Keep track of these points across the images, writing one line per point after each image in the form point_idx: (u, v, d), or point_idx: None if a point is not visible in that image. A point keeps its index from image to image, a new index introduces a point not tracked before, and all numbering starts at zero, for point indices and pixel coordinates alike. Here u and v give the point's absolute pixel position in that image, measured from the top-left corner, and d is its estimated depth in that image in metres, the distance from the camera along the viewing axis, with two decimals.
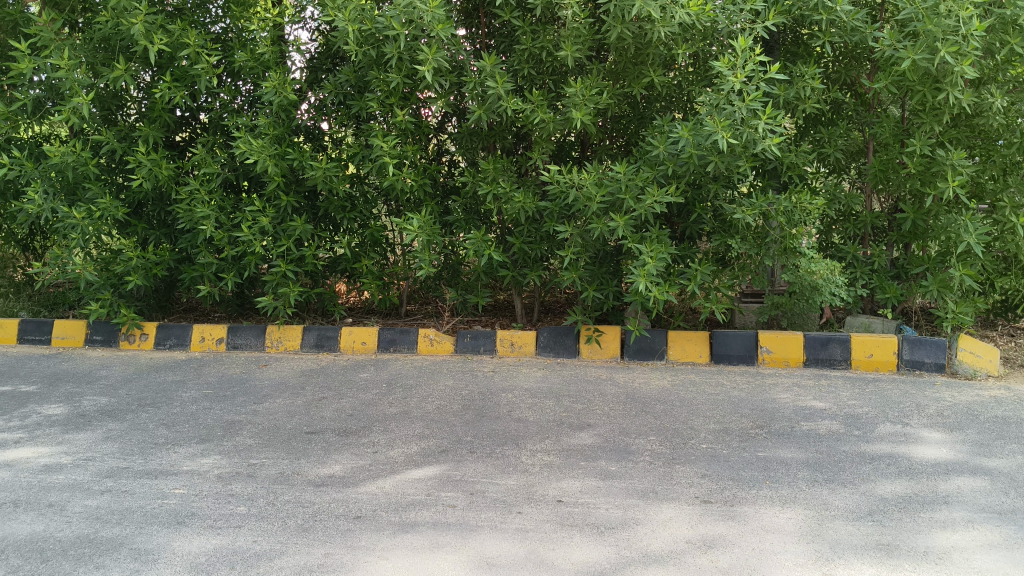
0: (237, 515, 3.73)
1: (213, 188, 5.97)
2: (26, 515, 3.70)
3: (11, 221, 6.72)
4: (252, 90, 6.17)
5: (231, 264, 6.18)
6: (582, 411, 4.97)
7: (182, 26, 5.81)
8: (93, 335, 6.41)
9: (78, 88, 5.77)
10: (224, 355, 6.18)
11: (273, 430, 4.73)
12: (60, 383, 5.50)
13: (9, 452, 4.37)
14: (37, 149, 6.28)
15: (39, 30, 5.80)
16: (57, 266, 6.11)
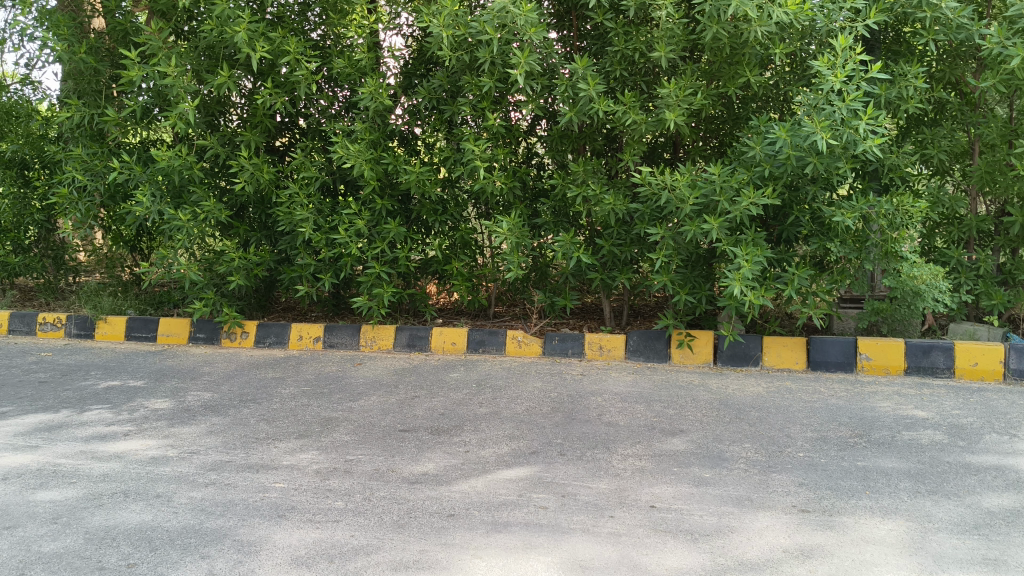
0: (334, 509, 3.80)
1: (311, 192, 6.11)
2: (136, 505, 3.84)
3: (120, 222, 7.01)
4: (349, 96, 6.31)
5: (328, 265, 6.33)
6: (674, 417, 4.92)
7: (282, 34, 5.97)
8: (197, 332, 6.64)
9: (184, 94, 5.97)
10: (320, 354, 6.32)
11: (368, 427, 4.81)
12: (165, 379, 5.70)
13: (119, 443, 4.55)
14: (145, 154, 6.54)
15: (148, 39, 6.02)
16: (163, 266, 6.34)
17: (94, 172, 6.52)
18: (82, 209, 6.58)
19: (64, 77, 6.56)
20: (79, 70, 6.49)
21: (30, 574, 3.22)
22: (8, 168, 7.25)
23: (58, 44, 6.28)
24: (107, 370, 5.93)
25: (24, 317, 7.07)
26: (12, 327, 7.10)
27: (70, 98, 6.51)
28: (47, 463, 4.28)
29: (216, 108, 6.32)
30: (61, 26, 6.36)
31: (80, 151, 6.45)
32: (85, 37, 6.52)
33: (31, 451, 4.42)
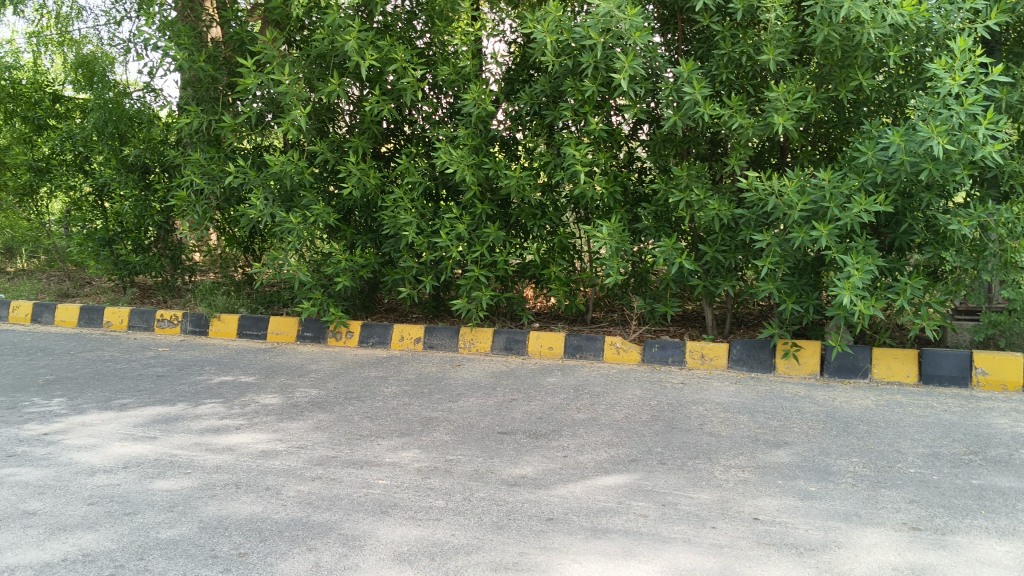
0: (435, 508, 3.86)
1: (415, 197, 6.23)
2: (247, 496, 3.98)
3: (235, 224, 7.29)
4: (453, 102, 6.41)
5: (429, 268, 6.44)
6: (778, 428, 4.82)
7: (390, 42, 6.12)
8: (304, 331, 6.86)
9: (297, 101, 6.19)
10: (421, 355, 6.43)
11: (468, 428, 4.87)
12: (274, 375, 5.90)
13: (231, 436, 4.73)
14: (259, 159, 6.79)
15: (263, 48, 6.26)
16: (274, 267, 6.56)
17: (211, 176, 6.81)
18: (199, 211, 6.87)
19: (185, 84, 6.86)
20: (198, 78, 6.79)
21: (148, 558, 3.37)
22: (131, 172, 7.63)
23: (179, 53, 6.58)
24: (220, 366, 6.17)
25: (144, 313, 7.41)
26: (132, 323, 7.46)
27: (190, 105, 6.81)
28: (165, 453, 4.48)
29: (326, 115, 6.51)
30: (182, 36, 6.66)
31: (198, 155, 6.75)
32: (204, 47, 6.82)
33: (150, 441, 4.63)
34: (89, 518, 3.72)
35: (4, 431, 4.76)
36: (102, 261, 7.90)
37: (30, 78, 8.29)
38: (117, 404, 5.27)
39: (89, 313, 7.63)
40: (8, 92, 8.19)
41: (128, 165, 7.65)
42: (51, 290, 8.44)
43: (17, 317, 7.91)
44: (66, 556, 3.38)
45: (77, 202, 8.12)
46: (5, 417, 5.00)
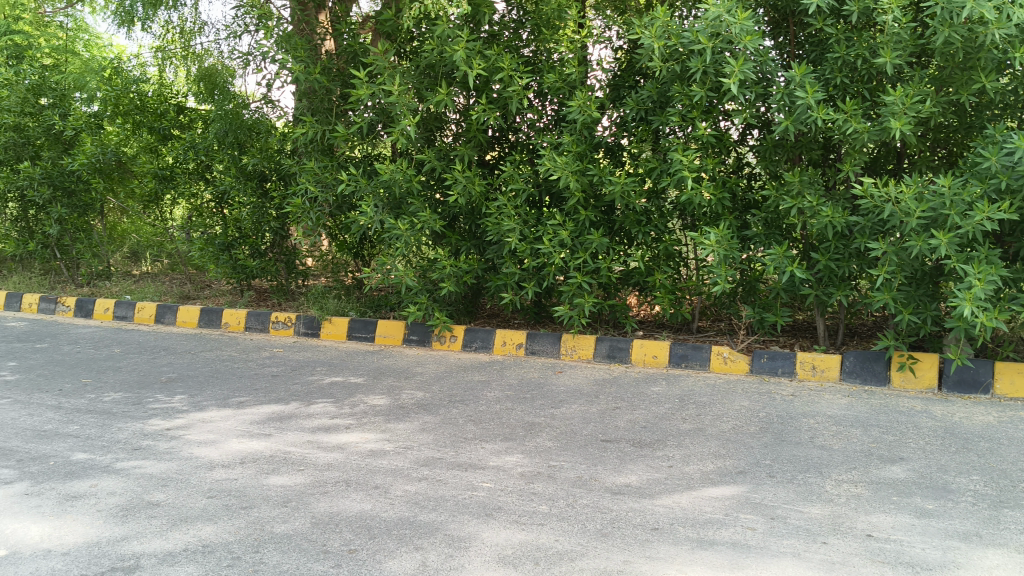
0: (539, 513, 3.89)
1: (519, 204, 6.29)
2: (357, 494, 4.09)
3: (346, 231, 7.52)
4: (558, 109, 6.46)
5: (532, 274, 6.49)
6: (893, 443, 4.66)
7: (497, 50, 6.23)
8: (410, 335, 7.01)
9: (406, 111, 6.34)
10: (524, 360, 6.48)
11: (571, 434, 4.88)
12: (382, 377, 6.05)
13: (341, 435, 4.87)
14: (370, 168, 6.99)
15: (375, 59, 6.44)
16: (383, 272, 6.73)
17: (324, 184, 7.04)
18: (313, 217, 7.11)
19: (300, 96, 7.12)
20: (312, 90, 7.04)
21: (263, 551, 3.50)
22: (249, 180, 7.96)
23: (296, 66, 6.84)
24: (330, 367, 6.36)
25: (259, 315, 7.71)
26: (248, 324, 7.76)
27: (305, 116, 7.07)
28: (279, 450, 4.64)
29: (434, 124, 6.66)
30: (299, 49, 6.93)
31: (313, 164, 7.00)
32: (319, 59, 7.06)
33: (265, 438, 4.81)
34: (208, 511, 3.88)
35: (131, 425, 5.02)
36: (221, 265, 8.27)
37: (156, 91, 8.74)
38: (234, 401, 5.49)
39: (208, 314, 7.99)
40: (136, 104, 8.70)
41: (246, 174, 7.98)
42: (173, 292, 8.86)
43: (142, 318, 8.33)
44: (187, 546, 3.54)
45: (198, 208, 8.52)
46: (132, 412, 5.28)
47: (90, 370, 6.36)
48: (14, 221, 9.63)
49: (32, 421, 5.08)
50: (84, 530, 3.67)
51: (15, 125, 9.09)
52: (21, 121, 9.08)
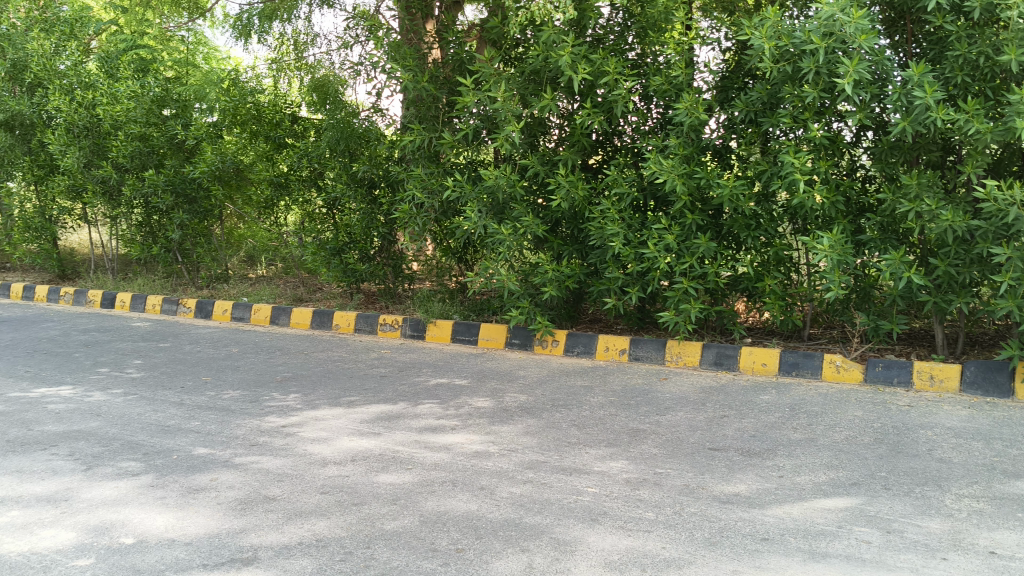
0: (645, 520, 3.86)
1: (623, 208, 6.27)
2: (463, 495, 4.14)
3: (451, 236, 7.66)
4: (664, 113, 6.42)
5: (635, 279, 6.45)
6: (1018, 458, 4.45)
7: (603, 54, 6.24)
8: (513, 338, 7.08)
9: (511, 116, 6.42)
10: (627, 366, 6.45)
11: (677, 442, 4.84)
12: (486, 380, 6.12)
13: (447, 436, 4.95)
14: (474, 174, 7.08)
15: (482, 67, 6.59)
16: (486, 277, 6.81)
17: (430, 191, 7.20)
18: (419, 223, 7.28)
19: (408, 104, 7.30)
20: (420, 98, 7.21)
21: (374, 547, 3.58)
22: (359, 186, 8.19)
23: (405, 74, 7.02)
24: (436, 369, 6.47)
25: (368, 317, 7.91)
26: (358, 326, 7.98)
27: (412, 123, 7.24)
28: (387, 449, 4.75)
29: (538, 130, 6.71)
30: (408, 58, 7.11)
31: (420, 171, 7.17)
32: (427, 67, 7.22)
33: (374, 437, 4.93)
34: (321, 507, 4.00)
35: (248, 422, 5.22)
36: (332, 269, 8.51)
37: (271, 100, 9.02)
38: (345, 401, 5.65)
39: (320, 316, 8.24)
40: (254, 113, 9.00)
41: (356, 180, 8.21)
42: (287, 294, 9.18)
43: (257, 319, 8.66)
44: (302, 540, 3.65)
45: (311, 214, 8.80)
46: (248, 409, 5.49)
47: (209, 368, 6.64)
48: (140, 227, 10.14)
49: (157, 417, 5.34)
50: (205, 521, 3.83)
51: (142, 134, 9.60)
52: (147, 131, 9.59)
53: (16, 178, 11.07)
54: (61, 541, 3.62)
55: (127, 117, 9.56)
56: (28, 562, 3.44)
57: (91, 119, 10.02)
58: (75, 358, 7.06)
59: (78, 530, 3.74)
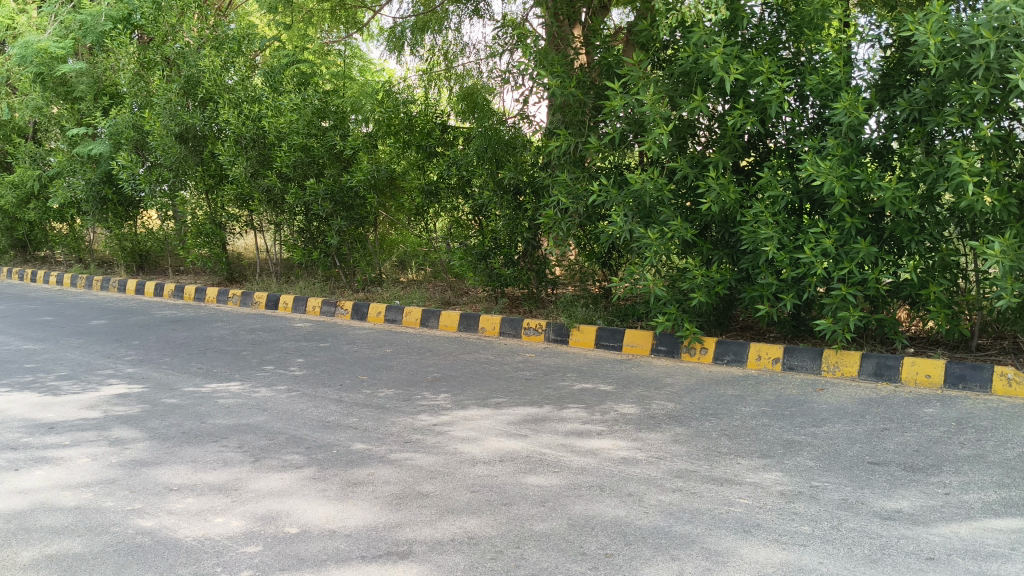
0: (801, 533, 3.73)
1: (777, 211, 6.12)
2: (612, 500, 4.12)
3: (595, 240, 7.70)
4: (821, 113, 6.26)
5: (790, 285, 6.28)
6: None
7: (756, 54, 6.17)
8: (659, 345, 7.02)
9: (659, 119, 6.41)
10: (780, 375, 6.27)
11: (834, 455, 4.67)
12: (632, 386, 6.09)
13: (595, 441, 4.95)
14: (619, 177, 7.08)
15: (630, 70, 6.61)
16: (632, 281, 6.81)
17: (575, 196, 7.24)
18: (564, 228, 7.33)
19: (555, 110, 7.40)
20: (568, 104, 7.31)
21: (524, 548, 3.62)
22: (505, 193, 8.32)
23: (553, 81, 7.12)
24: (581, 373, 6.49)
25: (513, 321, 8.04)
26: (503, 329, 8.11)
27: (559, 129, 7.32)
28: (535, 451, 4.79)
29: (686, 132, 6.63)
30: (556, 65, 7.21)
31: (565, 176, 7.21)
32: (574, 73, 7.30)
33: (522, 439, 4.99)
34: (472, 505, 4.08)
35: (402, 420, 5.40)
36: (479, 273, 8.70)
37: (422, 111, 9.34)
38: (493, 402, 5.75)
39: (467, 319, 8.43)
40: (407, 124, 9.36)
41: (502, 187, 8.35)
42: (436, 297, 9.42)
43: (409, 321, 8.96)
44: (454, 537, 3.73)
45: (459, 220, 9.03)
46: (402, 408, 5.67)
47: (364, 368, 6.90)
48: (300, 233, 10.67)
49: (317, 413, 5.60)
50: (363, 514, 3.98)
51: (303, 145, 10.07)
52: (308, 141, 10.04)
53: (189, 186, 11.82)
54: (231, 528, 3.84)
55: (290, 129, 10.04)
56: (203, 546, 3.66)
57: (257, 131, 10.62)
58: (242, 355, 7.50)
59: (247, 517, 3.96)
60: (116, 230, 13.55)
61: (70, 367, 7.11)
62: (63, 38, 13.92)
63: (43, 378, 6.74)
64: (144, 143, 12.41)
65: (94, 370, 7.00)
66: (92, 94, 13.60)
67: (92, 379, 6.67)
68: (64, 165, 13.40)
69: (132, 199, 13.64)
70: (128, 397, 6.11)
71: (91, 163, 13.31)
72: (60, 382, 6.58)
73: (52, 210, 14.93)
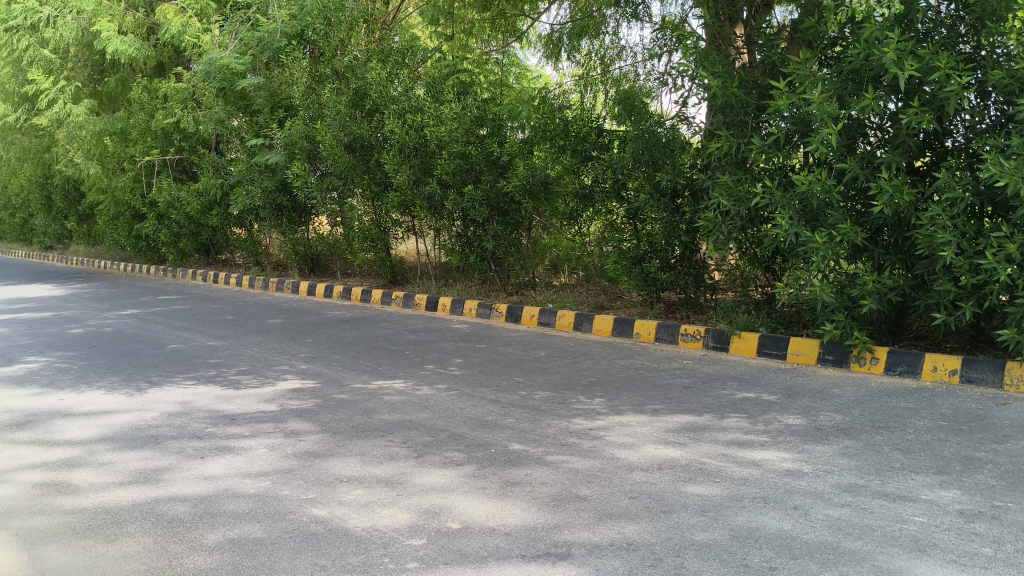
0: (983, 555, 3.49)
1: (956, 213, 5.81)
2: (776, 512, 3.97)
3: (757, 244, 7.54)
4: (1004, 109, 5.92)
5: (969, 293, 5.95)
6: None
7: (933, 49, 5.88)
8: (826, 354, 6.78)
9: (828, 118, 6.23)
10: (958, 388, 5.91)
11: (1018, 474, 4.35)
12: (797, 396, 5.88)
13: (757, 451, 4.81)
14: (784, 179, 6.91)
15: (797, 68, 6.45)
16: (797, 287, 6.63)
17: (737, 198, 7.09)
18: (724, 231, 7.19)
19: (715, 111, 7.31)
20: (729, 105, 7.19)
21: (685, 556, 3.52)
22: (662, 196, 8.25)
23: (714, 81, 7.07)
24: (742, 382, 6.33)
25: (670, 327, 7.95)
26: (659, 335, 8.04)
27: (720, 130, 7.24)
28: (695, 460, 4.70)
29: (856, 131, 6.42)
30: (717, 65, 7.13)
31: (726, 178, 7.09)
32: (736, 72, 7.21)
33: (680, 447, 4.92)
34: (630, 510, 4.03)
35: (558, 423, 5.43)
36: (633, 278, 8.63)
37: (578, 115, 9.38)
38: (650, 409, 5.70)
39: (622, 324, 8.40)
40: (564, 129, 9.41)
41: (659, 190, 8.29)
42: (590, 301, 9.42)
43: (562, 324, 9.02)
44: (613, 541, 3.68)
45: (614, 224, 9.00)
46: (558, 411, 5.71)
47: (521, 370, 7.00)
48: (458, 238, 10.97)
49: (476, 412, 5.72)
50: (522, 514, 4.02)
51: (462, 153, 10.35)
52: (467, 149, 10.32)
53: (355, 193, 12.35)
54: (397, 521, 3.97)
55: (450, 137, 10.36)
56: (370, 537, 3.81)
57: (420, 139, 10.99)
58: (405, 355, 7.76)
59: (411, 511, 4.09)
60: (289, 234, 14.31)
61: (249, 363, 7.57)
62: (242, 54, 14.84)
63: (225, 372, 7.21)
64: (315, 152, 13.04)
65: (270, 366, 7.43)
66: (268, 107, 14.41)
67: (268, 374, 7.08)
68: (244, 174, 14.36)
69: (304, 205, 14.39)
70: (301, 391, 6.45)
71: (268, 172, 14.16)
72: (240, 377, 7.02)
73: (231, 216, 16.00)
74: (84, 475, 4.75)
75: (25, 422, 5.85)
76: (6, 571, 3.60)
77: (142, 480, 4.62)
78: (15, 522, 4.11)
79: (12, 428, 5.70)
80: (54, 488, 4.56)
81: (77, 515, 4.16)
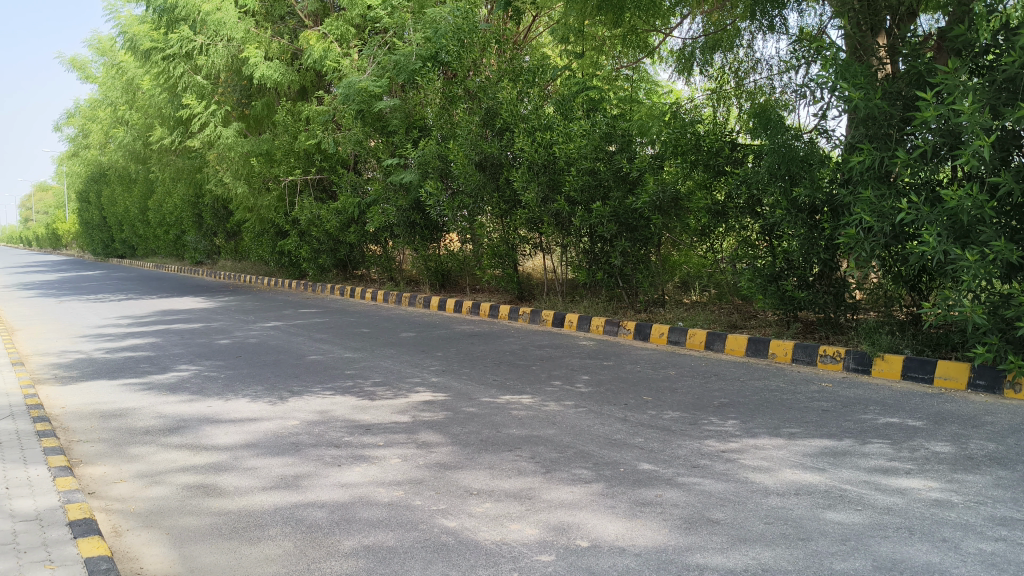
0: None
1: None
2: (923, 544, 3.76)
3: (901, 262, 7.25)
4: None
5: None
6: None
7: None
8: (977, 379, 6.42)
9: (980, 129, 5.96)
10: None
11: None
12: (945, 423, 5.58)
13: (902, 480, 4.59)
14: (934, 194, 6.66)
15: (946, 78, 6.20)
16: (946, 308, 6.36)
17: (880, 214, 6.84)
18: (867, 249, 6.91)
19: (858, 124, 7.08)
20: (871, 116, 6.96)
21: None
22: (799, 212, 8.06)
23: (856, 93, 6.86)
24: (885, 407, 6.05)
25: (807, 348, 7.72)
26: (796, 356, 7.81)
27: (862, 143, 7.01)
28: (835, 486, 4.53)
29: (1011, 143, 6.18)
30: (858, 76, 6.92)
31: (869, 194, 6.85)
32: (878, 84, 7.01)
33: (820, 473, 4.75)
34: (766, 536, 3.90)
35: (690, 444, 5.34)
36: (769, 296, 8.39)
37: (710, 129, 9.23)
38: (787, 432, 5.52)
39: (757, 343, 8.20)
40: (695, 144, 9.28)
41: (796, 206, 8.08)
42: (722, 319, 9.23)
43: (692, 343, 8.88)
44: (748, 566, 3.58)
45: (747, 240, 8.83)
46: (689, 431, 5.61)
47: (650, 388, 6.92)
48: (586, 254, 11.02)
49: (605, 430, 5.69)
50: (653, 535, 3.96)
51: (591, 169, 10.37)
52: (595, 165, 10.32)
53: (485, 211, 12.56)
54: (527, 536, 4.00)
55: (579, 153, 10.42)
56: (500, 550, 3.85)
57: (548, 156, 11.06)
58: (533, 370, 7.81)
59: (540, 527, 4.10)
60: (422, 251, 14.69)
61: (383, 374, 7.80)
62: (379, 77, 15.45)
63: (361, 384, 7.44)
64: (448, 170, 13.37)
65: (403, 378, 7.62)
66: (404, 127, 14.94)
67: (402, 386, 7.26)
68: (380, 193, 14.88)
69: (436, 223, 14.74)
70: (433, 404, 6.58)
71: (402, 191, 14.61)
72: (374, 388, 7.23)
73: (369, 233, 16.65)
74: (230, 479, 4.99)
75: (177, 428, 6.20)
76: (159, 567, 3.83)
77: (283, 486, 4.82)
78: (167, 521, 4.36)
79: (166, 433, 6.06)
80: (202, 490, 4.82)
81: (223, 517, 4.38)
